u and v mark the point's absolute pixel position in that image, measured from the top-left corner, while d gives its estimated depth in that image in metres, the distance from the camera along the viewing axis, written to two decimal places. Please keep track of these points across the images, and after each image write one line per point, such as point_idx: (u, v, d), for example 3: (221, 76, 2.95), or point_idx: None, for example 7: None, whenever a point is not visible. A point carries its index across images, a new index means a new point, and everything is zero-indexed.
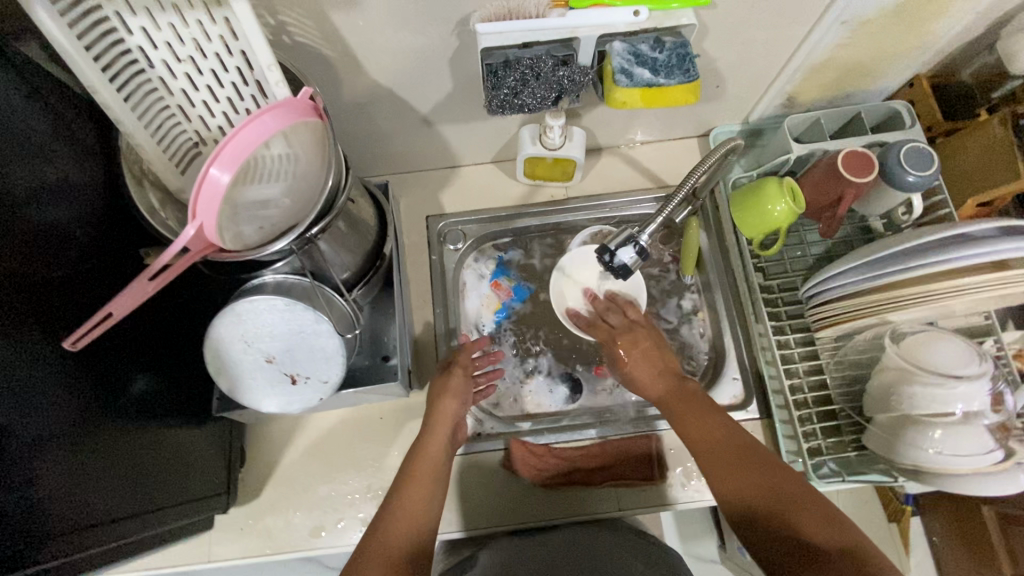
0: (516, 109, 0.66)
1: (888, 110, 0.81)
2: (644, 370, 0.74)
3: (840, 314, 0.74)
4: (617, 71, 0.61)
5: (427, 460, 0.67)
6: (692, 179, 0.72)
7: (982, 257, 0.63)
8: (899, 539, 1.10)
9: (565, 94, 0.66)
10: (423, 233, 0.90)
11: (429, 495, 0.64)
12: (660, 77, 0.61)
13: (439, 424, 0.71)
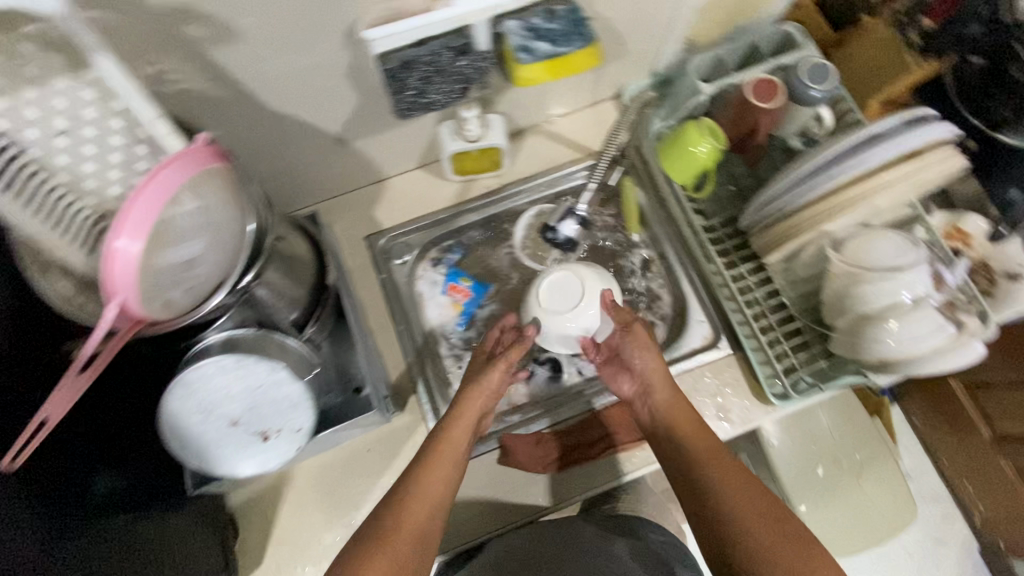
0: (425, 107, 0.67)
1: (781, 34, 0.84)
2: (647, 351, 0.73)
3: (785, 236, 0.75)
4: (517, 49, 0.60)
5: (449, 445, 0.65)
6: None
7: (899, 150, 0.67)
8: (884, 431, 1.16)
9: (471, 82, 0.66)
10: (367, 254, 0.87)
11: (446, 481, 0.63)
12: (559, 47, 0.61)
13: (467, 411, 0.69)
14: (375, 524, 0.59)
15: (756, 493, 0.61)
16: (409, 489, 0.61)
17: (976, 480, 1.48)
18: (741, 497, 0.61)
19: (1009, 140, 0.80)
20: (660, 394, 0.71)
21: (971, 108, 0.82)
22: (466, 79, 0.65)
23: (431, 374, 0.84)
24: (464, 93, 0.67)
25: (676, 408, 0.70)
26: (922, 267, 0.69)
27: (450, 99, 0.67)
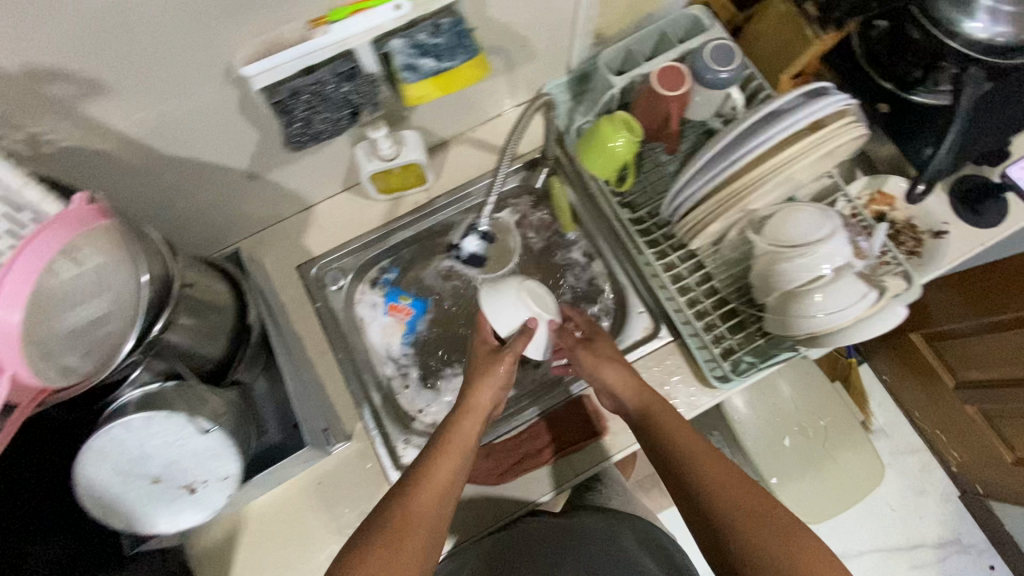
0: (314, 137, 0.66)
1: (689, 18, 0.85)
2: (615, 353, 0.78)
3: (699, 221, 0.73)
4: (402, 69, 0.61)
5: (458, 439, 0.68)
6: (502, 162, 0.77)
7: (798, 124, 0.66)
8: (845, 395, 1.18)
9: (361, 107, 0.66)
10: (300, 284, 0.86)
11: (454, 474, 0.65)
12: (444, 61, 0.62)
13: (473, 412, 0.71)
14: (383, 516, 0.61)
15: (749, 486, 0.63)
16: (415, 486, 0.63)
17: (947, 428, 1.51)
18: (735, 493, 0.62)
19: (920, 100, 0.80)
20: (636, 395, 0.74)
21: (881, 71, 0.82)
22: (356, 103, 0.64)
23: (377, 397, 0.84)
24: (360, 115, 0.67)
25: (658, 408, 0.72)
26: (842, 238, 0.70)
27: (346, 123, 0.66)
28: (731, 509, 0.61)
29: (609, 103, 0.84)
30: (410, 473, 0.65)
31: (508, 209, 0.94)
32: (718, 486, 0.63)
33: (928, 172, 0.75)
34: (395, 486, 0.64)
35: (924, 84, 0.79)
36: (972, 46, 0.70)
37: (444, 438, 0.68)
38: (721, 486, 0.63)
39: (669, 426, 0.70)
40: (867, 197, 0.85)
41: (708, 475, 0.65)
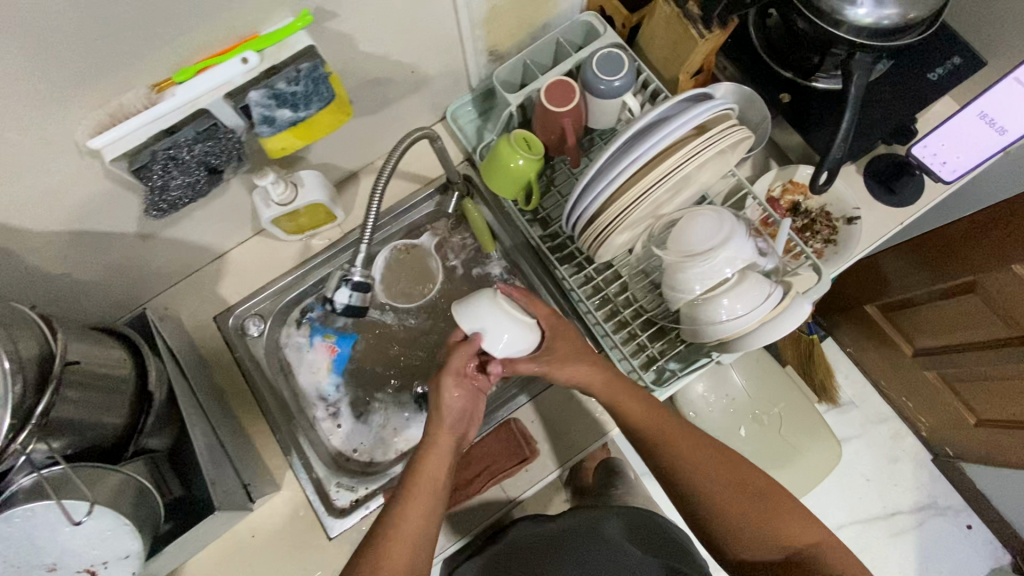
0: (177, 200, 0.63)
1: (583, 25, 0.84)
2: (587, 355, 0.72)
3: (603, 229, 0.69)
4: (258, 122, 0.60)
5: (427, 479, 0.64)
6: (373, 205, 0.71)
7: (691, 124, 0.64)
8: (797, 378, 1.19)
9: (223, 166, 0.63)
10: (219, 335, 0.85)
11: (425, 518, 0.63)
12: (301, 111, 0.61)
13: (440, 444, 0.66)
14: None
15: (741, 480, 0.69)
16: (393, 539, 0.61)
17: (912, 395, 1.51)
18: (727, 488, 0.68)
19: (822, 87, 0.80)
20: (625, 398, 0.71)
21: (779, 61, 0.82)
22: (214, 162, 0.62)
23: (306, 442, 0.83)
24: (221, 172, 0.64)
25: (647, 412, 0.71)
26: (746, 243, 0.69)
27: (212, 180, 0.64)
28: (722, 504, 0.68)
29: (509, 121, 0.83)
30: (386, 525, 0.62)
31: (427, 233, 0.93)
32: (713, 485, 0.68)
33: (830, 161, 0.74)
34: (372, 536, 0.62)
35: (820, 70, 0.79)
36: (859, 32, 0.69)
37: (415, 477, 0.64)
38: (716, 485, 0.68)
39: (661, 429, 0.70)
40: (779, 188, 0.85)
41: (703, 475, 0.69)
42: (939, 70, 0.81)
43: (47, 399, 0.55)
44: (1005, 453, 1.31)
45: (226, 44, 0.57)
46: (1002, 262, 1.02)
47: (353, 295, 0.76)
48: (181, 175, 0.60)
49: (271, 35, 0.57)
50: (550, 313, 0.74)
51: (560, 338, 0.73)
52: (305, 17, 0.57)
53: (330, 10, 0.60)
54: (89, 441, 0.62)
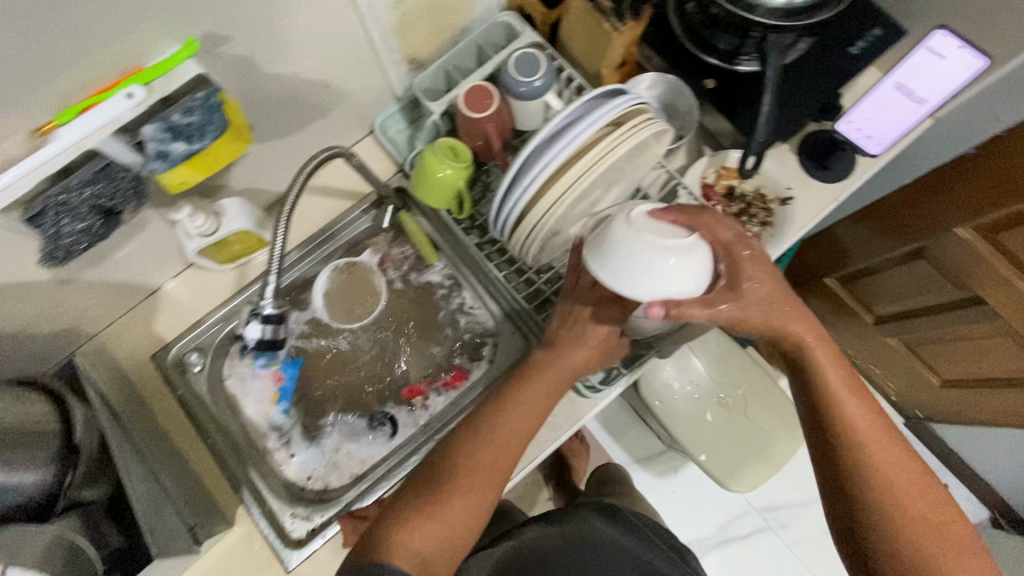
0: (73, 244, 0.61)
1: (503, 25, 0.82)
2: (785, 304, 0.62)
3: (531, 230, 0.67)
4: (152, 157, 0.58)
5: (534, 388, 0.68)
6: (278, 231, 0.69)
7: (606, 117, 0.63)
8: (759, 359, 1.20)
9: (119, 204, 0.61)
10: (158, 374, 0.82)
11: (518, 425, 0.67)
12: (196, 143, 0.59)
13: (556, 369, 0.69)
14: (441, 470, 0.65)
15: (912, 473, 0.61)
16: (478, 439, 0.66)
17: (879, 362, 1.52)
18: (893, 478, 0.60)
19: (747, 70, 0.78)
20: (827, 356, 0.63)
21: (700, 46, 0.79)
22: (108, 205, 0.60)
23: (258, 475, 0.81)
24: (118, 214, 0.62)
25: (832, 367, 0.63)
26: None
27: (108, 223, 0.62)
28: (892, 480, 0.60)
29: (436, 129, 0.81)
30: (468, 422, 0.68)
31: (368, 250, 0.91)
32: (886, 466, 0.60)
33: (755, 143, 0.73)
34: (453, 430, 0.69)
35: (742, 53, 0.77)
36: (772, 14, 0.69)
37: (516, 393, 0.68)
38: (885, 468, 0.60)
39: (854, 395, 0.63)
40: (713, 175, 0.85)
41: (878, 448, 0.61)
42: (859, 43, 0.81)
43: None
44: (971, 409, 1.33)
45: (112, 79, 0.54)
46: (943, 226, 1.03)
47: (263, 328, 0.76)
48: (73, 221, 0.58)
49: (156, 68, 0.55)
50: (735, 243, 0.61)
51: (758, 280, 0.61)
52: (192, 45, 0.56)
53: (220, 35, 0.58)
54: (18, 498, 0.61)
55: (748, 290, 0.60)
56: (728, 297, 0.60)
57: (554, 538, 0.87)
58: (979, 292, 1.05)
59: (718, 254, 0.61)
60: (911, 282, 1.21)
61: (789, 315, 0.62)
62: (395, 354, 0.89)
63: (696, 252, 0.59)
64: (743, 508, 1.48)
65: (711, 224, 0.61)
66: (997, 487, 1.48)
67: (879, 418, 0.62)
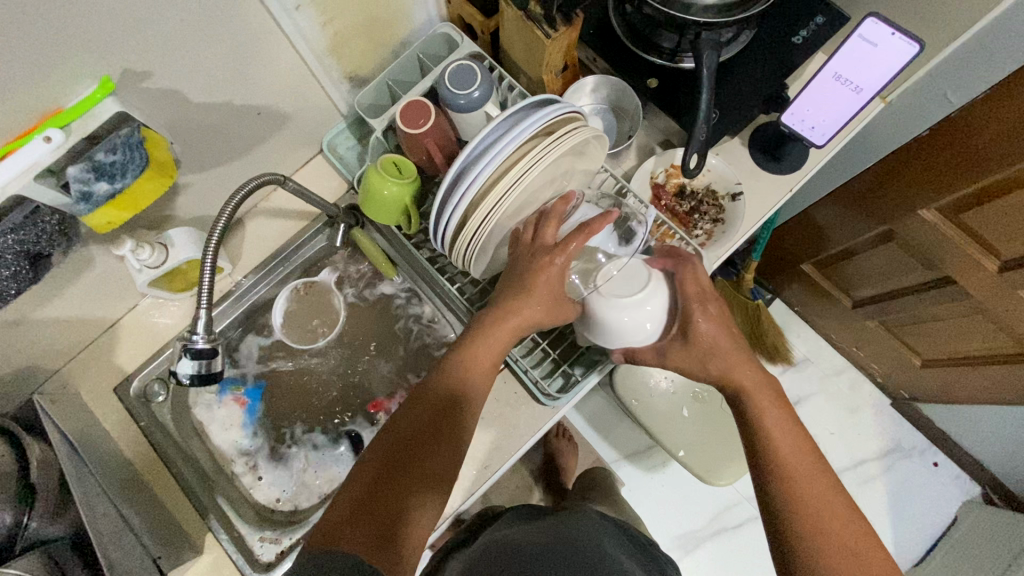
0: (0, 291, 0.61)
1: (442, 37, 0.82)
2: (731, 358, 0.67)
3: (470, 240, 0.67)
4: (74, 199, 0.58)
5: (487, 352, 0.64)
6: (209, 259, 0.65)
7: (533, 127, 0.63)
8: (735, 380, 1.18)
9: (43, 247, 0.62)
10: (121, 405, 0.83)
11: (474, 391, 0.63)
12: (118, 182, 0.59)
13: (504, 327, 0.64)
14: (411, 443, 0.60)
15: (830, 499, 0.60)
16: (436, 413, 0.62)
17: (861, 345, 1.51)
18: (828, 526, 0.59)
19: (689, 66, 0.78)
20: (752, 385, 0.67)
21: (642, 45, 0.80)
22: (35, 250, 0.61)
23: (225, 501, 0.81)
24: (46, 257, 0.64)
25: (758, 389, 0.67)
26: (596, 211, 0.72)
27: (37, 266, 0.63)
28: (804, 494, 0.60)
29: (380, 145, 0.81)
30: (424, 390, 0.64)
31: (325, 269, 0.91)
32: (820, 512, 0.59)
33: (698, 142, 0.73)
34: (409, 399, 0.64)
35: (683, 51, 0.77)
36: (706, 10, 0.69)
37: (464, 358, 0.64)
38: (810, 505, 0.60)
39: (775, 419, 0.65)
40: (662, 174, 0.84)
41: (806, 491, 0.60)
42: (803, 33, 0.80)
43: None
44: (954, 389, 1.32)
45: (28, 124, 0.54)
46: (909, 207, 1.02)
47: (197, 364, 0.67)
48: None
49: (73, 110, 0.55)
50: (695, 292, 0.68)
51: (708, 325, 0.67)
52: (107, 85, 0.56)
53: (139, 70, 0.58)
54: None
55: (694, 337, 0.67)
56: (676, 343, 0.69)
57: (534, 538, 0.82)
58: (950, 273, 1.04)
59: (685, 303, 0.68)
60: (886, 265, 1.19)
61: (733, 368, 0.67)
62: (357, 371, 0.89)
63: (655, 301, 0.68)
64: (732, 500, 1.48)
65: (692, 273, 0.69)
66: (987, 465, 1.46)
67: (817, 463, 0.62)
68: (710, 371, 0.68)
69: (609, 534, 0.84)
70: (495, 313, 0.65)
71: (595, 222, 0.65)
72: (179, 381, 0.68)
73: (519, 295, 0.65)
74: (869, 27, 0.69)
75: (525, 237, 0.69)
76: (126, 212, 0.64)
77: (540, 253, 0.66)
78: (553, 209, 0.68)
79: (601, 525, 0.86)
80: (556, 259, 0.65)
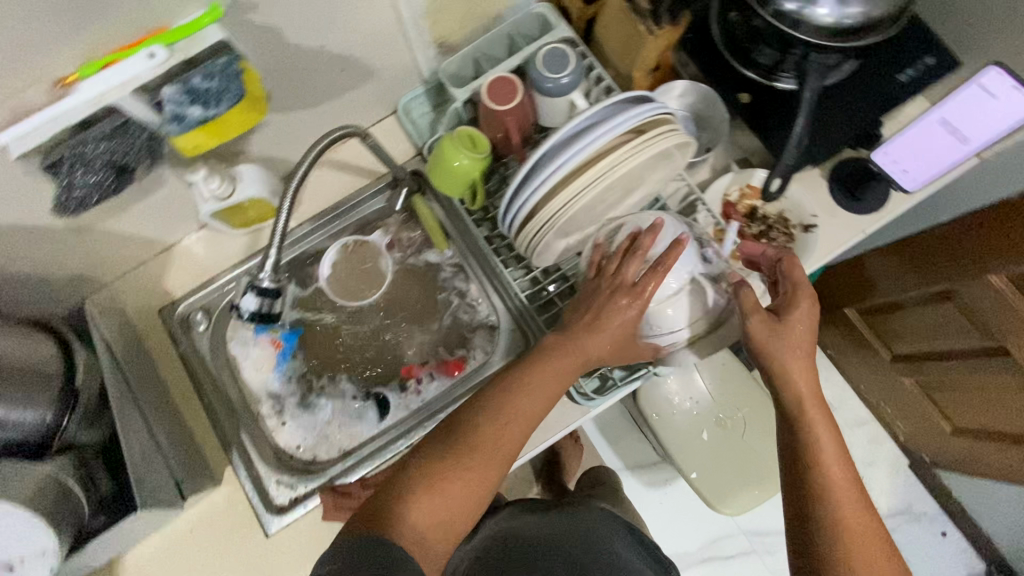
0: (82, 199, 0.62)
1: (536, 16, 0.81)
2: (788, 353, 0.64)
3: (537, 231, 0.66)
4: (167, 119, 0.58)
5: (548, 375, 0.65)
6: (285, 203, 0.65)
7: (626, 125, 0.62)
8: (763, 416, 1.16)
9: (129, 163, 0.62)
10: (163, 328, 0.85)
11: (528, 412, 0.63)
12: (211, 110, 0.59)
13: (569, 357, 0.66)
14: (459, 445, 0.60)
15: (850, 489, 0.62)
16: (487, 422, 0.61)
17: (890, 400, 1.47)
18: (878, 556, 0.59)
19: (785, 88, 0.75)
20: (800, 372, 0.64)
21: (739, 58, 0.76)
22: (122, 162, 0.61)
23: (250, 439, 0.82)
24: (132, 172, 0.64)
25: (805, 376, 0.65)
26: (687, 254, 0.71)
27: (121, 179, 0.63)
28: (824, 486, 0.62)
29: (457, 116, 0.80)
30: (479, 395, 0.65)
31: (379, 230, 0.91)
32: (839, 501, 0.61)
33: (782, 165, 0.71)
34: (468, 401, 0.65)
35: (782, 70, 0.73)
36: (818, 32, 0.65)
37: (524, 374, 0.65)
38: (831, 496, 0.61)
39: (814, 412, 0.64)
40: (736, 193, 0.82)
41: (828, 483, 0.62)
42: (909, 71, 0.77)
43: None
44: (980, 463, 1.27)
45: (136, 37, 0.55)
46: (977, 272, 0.98)
47: (261, 301, 0.70)
48: (88, 173, 0.59)
49: (178, 30, 0.55)
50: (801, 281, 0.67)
51: (800, 317, 0.65)
52: (214, 14, 0.55)
53: (246, 2, 0.58)
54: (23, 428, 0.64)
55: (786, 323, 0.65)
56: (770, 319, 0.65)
57: (542, 530, 0.82)
58: (1007, 344, 1.00)
59: (787, 289, 0.68)
60: (937, 324, 1.15)
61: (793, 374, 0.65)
62: (394, 337, 0.89)
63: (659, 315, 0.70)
64: (729, 530, 1.46)
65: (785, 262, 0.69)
66: (999, 544, 1.42)
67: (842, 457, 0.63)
68: (787, 352, 0.64)
69: (618, 531, 0.85)
70: (564, 337, 0.67)
71: (669, 258, 0.66)
72: (240, 317, 0.72)
73: (587, 322, 0.66)
74: (992, 77, 0.74)
75: (607, 271, 0.68)
76: (212, 139, 0.63)
77: (619, 294, 0.67)
78: (641, 243, 0.67)
79: (608, 521, 0.86)
80: (630, 304, 0.66)
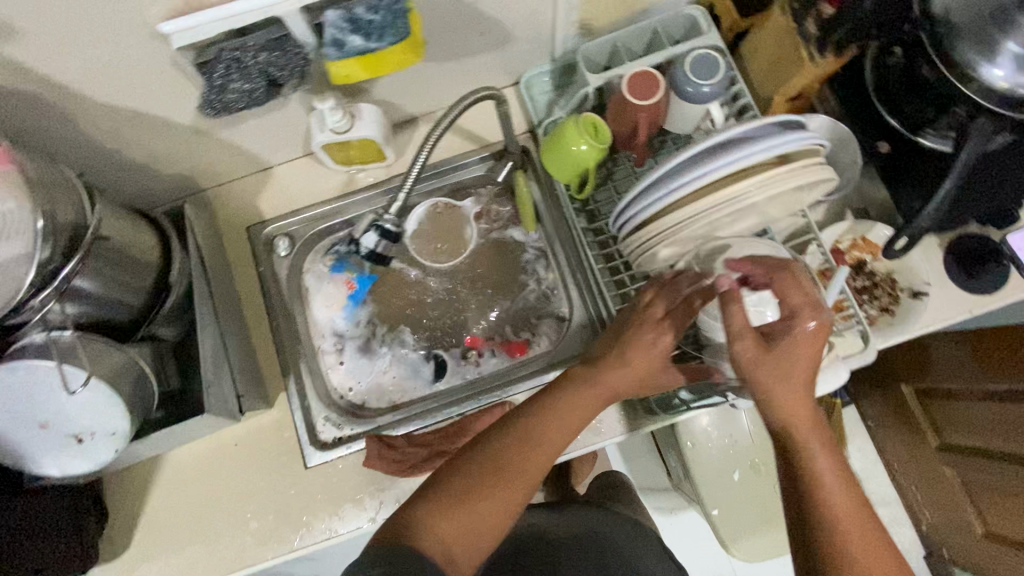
0: (229, 104, 0.65)
1: (685, 19, 0.79)
2: (777, 384, 0.57)
3: (647, 243, 0.65)
4: (327, 42, 0.59)
5: (585, 403, 0.60)
6: (422, 155, 0.68)
7: (769, 151, 0.60)
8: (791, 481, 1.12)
9: (278, 80, 0.63)
10: (249, 245, 0.86)
11: (562, 438, 0.58)
12: (372, 42, 0.60)
13: (603, 389, 0.61)
14: (484, 467, 0.55)
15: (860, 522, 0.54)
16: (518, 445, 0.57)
17: (921, 485, 1.42)
18: None
19: (929, 145, 0.71)
20: (788, 399, 0.57)
21: (888, 105, 0.73)
22: (274, 76, 0.62)
23: (306, 371, 0.83)
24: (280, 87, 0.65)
25: (800, 403, 0.57)
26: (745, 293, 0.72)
27: (268, 92, 0.65)
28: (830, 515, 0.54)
29: (583, 101, 0.78)
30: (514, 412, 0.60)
31: (471, 198, 0.91)
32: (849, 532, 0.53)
33: (912, 225, 0.69)
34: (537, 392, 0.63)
35: (931, 126, 0.69)
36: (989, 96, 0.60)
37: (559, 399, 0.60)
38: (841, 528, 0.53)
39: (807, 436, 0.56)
40: (847, 241, 0.80)
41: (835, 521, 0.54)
42: None
43: (72, 265, 0.57)
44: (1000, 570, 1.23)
45: None
46: None
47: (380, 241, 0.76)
48: (241, 80, 0.61)
49: None
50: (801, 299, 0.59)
51: (796, 346, 0.57)
52: None
53: None
54: (113, 312, 0.64)
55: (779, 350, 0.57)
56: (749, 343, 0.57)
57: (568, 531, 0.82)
58: None
59: (784, 314, 0.59)
60: (1002, 426, 1.10)
61: (788, 407, 0.57)
62: (463, 305, 0.90)
63: None
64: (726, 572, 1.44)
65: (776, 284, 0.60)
66: None
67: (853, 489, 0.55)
68: (781, 380, 0.57)
69: (642, 545, 0.84)
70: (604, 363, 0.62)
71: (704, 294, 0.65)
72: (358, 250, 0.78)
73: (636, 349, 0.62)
74: None
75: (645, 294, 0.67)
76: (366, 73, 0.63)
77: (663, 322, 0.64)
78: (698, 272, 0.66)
79: (633, 533, 0.86)
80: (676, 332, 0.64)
